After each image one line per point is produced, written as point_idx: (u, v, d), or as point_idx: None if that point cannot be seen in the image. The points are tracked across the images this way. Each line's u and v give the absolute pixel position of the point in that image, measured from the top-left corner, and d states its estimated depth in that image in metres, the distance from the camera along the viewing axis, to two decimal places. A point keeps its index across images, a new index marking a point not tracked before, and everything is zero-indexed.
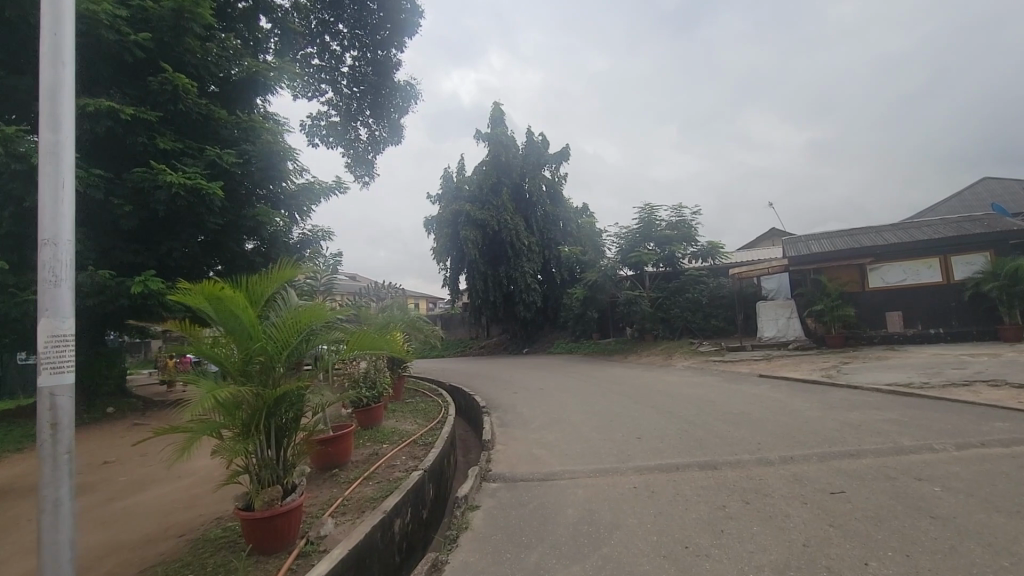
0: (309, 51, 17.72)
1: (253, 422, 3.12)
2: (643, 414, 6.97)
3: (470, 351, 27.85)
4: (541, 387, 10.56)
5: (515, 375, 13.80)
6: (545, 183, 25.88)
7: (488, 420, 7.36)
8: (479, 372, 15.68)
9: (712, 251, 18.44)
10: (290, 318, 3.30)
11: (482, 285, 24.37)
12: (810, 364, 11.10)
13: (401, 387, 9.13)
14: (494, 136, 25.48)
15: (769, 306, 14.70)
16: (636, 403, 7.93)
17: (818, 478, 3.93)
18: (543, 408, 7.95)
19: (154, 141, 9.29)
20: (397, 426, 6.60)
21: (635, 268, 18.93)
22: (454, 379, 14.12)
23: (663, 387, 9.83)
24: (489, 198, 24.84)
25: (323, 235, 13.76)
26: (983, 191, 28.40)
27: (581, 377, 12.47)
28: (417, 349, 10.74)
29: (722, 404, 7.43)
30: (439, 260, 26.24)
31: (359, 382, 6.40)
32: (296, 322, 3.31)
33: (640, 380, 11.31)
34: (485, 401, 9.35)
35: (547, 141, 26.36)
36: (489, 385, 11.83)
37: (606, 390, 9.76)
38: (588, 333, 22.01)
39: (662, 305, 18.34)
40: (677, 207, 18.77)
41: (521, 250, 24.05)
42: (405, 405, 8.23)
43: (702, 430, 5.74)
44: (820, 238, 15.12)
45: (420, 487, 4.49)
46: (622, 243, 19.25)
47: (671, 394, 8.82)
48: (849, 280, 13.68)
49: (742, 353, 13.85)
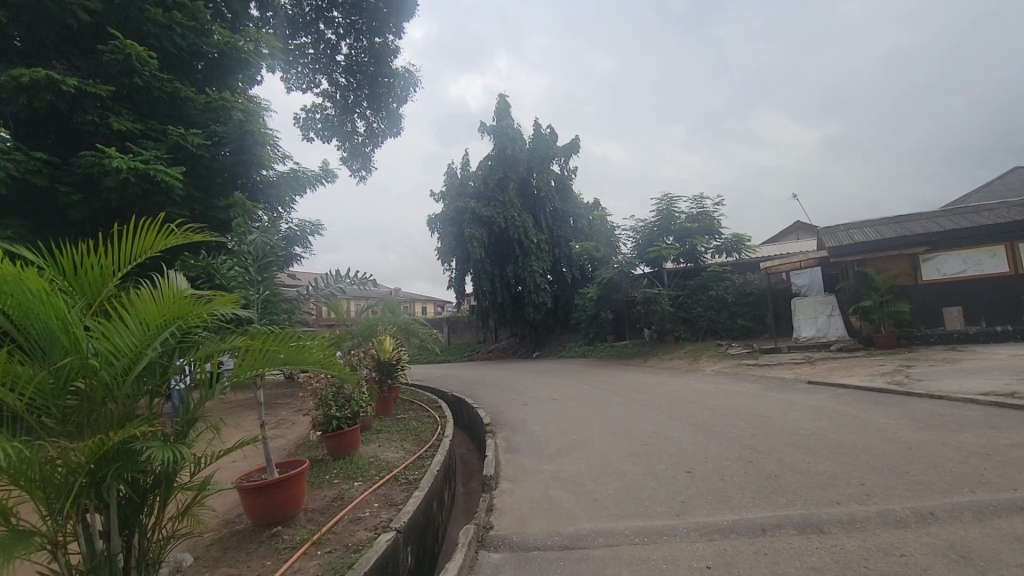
0: (303, 40, 16.54)
1: (64, 498, 1.76)
2: (684, 434, 5.61)
3: (477, 355, 26.50)
4: (554, 398, 9.20)
5: (524, 382, 12.48)
6: (554, 177, 24.53)
7: (493, 442, 6.04)
8: (486, 378, 14.36)
9: (737, 245, 17.06)
10: (143, 314, 1.98)
11: (489, 286, 23.07)
12: (864, 368, 9.66)
13: (390, 402, 7.86)
14: (499, 129, 24.19)
15: (806, 303, 13.33)
16: (669, 419, 6.58)
17: (993, 555, 2.55)
18: (558, 426, 6.62)
19: (106, 120, 8.11)
20: (377, 454, 5.25)
21: (652, 264, 17.54)
22: (458, 387, 12.83)
23: (696, 397, 8.47)
24: (495, 194, 23.56)
25: (312, 229, 12.64)
26: (1014, 181, 27.03)
27: (598, 384, 11.13)
28: (412, 355, 9.46)
29: (779, 420, 6.04)
30: (444, 261, 24.99)
31: (326, 402, 5.05)
32: (145, 317, 1.97)
33: (666, 387, 9.95)
34: (490, 415, 8.04)
35: (555, 133, 25.01)
36: (496, 394, 10.50)
37: (631, 401, 8.39)
38: (603, 335, 20.63)
39: (683, 304, 16.94)
40: (698, 198, 17.33)
41: (529, 248, 22.71)
42: (389, 423, 6.98)
43: (772, 462, 4.36)
44: (862, 225, 13.60)
45: (390, 560, 3.11)
46: (637, 237, 17.84)
47: (709, 406, 7.44)
48: (899, 273, 12.20)
49: (778, 355, 12.40)
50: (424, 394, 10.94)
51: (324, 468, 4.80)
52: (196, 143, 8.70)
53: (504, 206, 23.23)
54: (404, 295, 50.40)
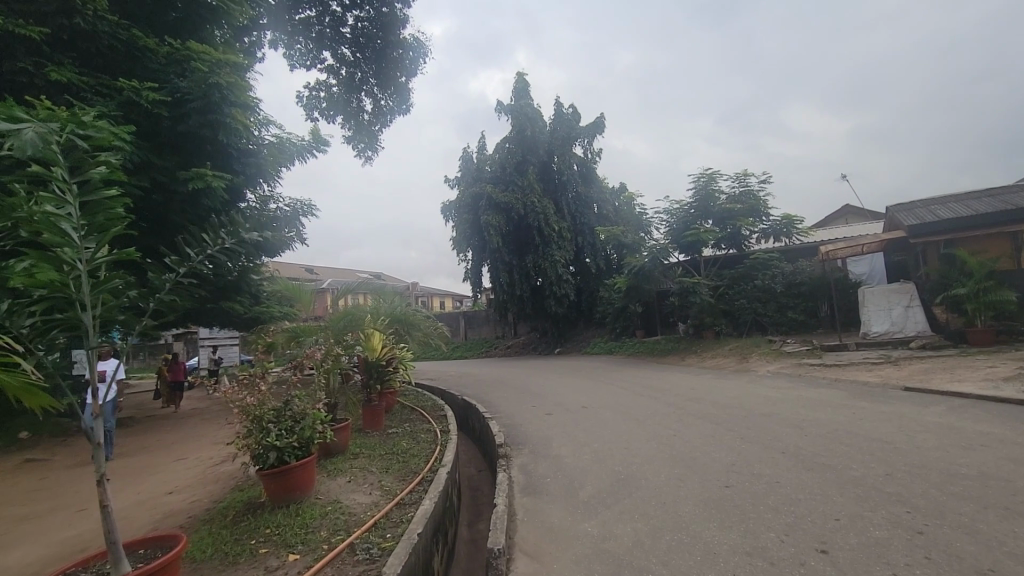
0: (307, 12, 14.73)
1: None
2: (779, 471, 3.91)
3: (495, 352, 24.86)
4: (583, 407, 7.55)
5: (544, 383, 10.84)
6: (577, 161, 22.68)
7: (507, 473, 4.45)
8: (503, 378, 12.79)
9: (788, 227, 15.06)
10: None
11: (507, 278, 21.44)
12: (970, 372, 7.79)
13: (382, 412, 6.25)
14: (517, 108, 22.43)
15: (878, 292, 11.35)
16: (743, 440, 4.90)
17: None
18: (594, 450, 4.98)
19: (43, 70, 6.76)
20: (338, 499, 3.64)
21: (690, 250, 15.66)
22: (469, 388, 11.27)
23: (762, 406, 6.76)
24: (513, 179, 21.93)
25: (304, 208, 11.41)
26: None
27: (632, 387, 9.44)
28: (412, 353, 7.92)
29: (909, 447, 4.29)
30: (459, 251, 23.48)
31: (260, 424, 3.44)
32: None
33: (718, 393, 8.24)
34: (505, 429, 6.47)
35: (578, 112, 23.13)
36: (513, 399, 8.90)
37: (682, 412, 6.70)
38: (631, 330, 18.88)
39: (724, 295, 15.12)
40: (742, 175, 15.37)
41: (551, 237, 21.03)
42: (375, 443, 5.42)
43: (960, 535, 2.65)
44: (946, 200, 11.54)
45: None
46: (671, 221, 15.97)
47: (787, 420, 5.75)
48: (996, 255, 10.23)
49: (847, 354, 10.54)
50: (430, 398, 9.41)
51: (252, 527, 3.22)
52: (151, 99, 7.28)
53: (523, 191, 21.62)
54: (421, 288, 48.90)
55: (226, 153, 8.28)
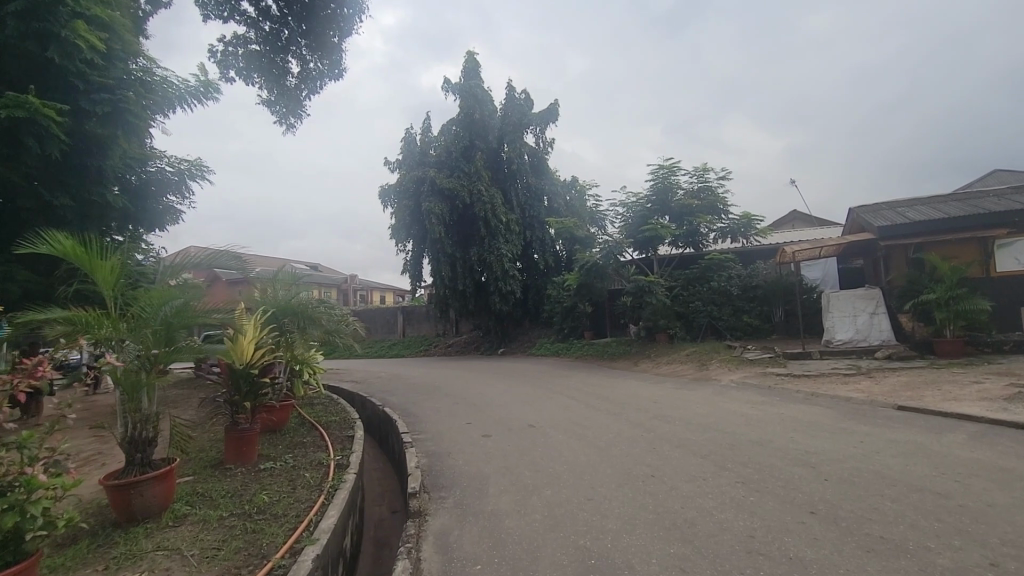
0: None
1: None
2: (827, 553, 2.62)
3: (433, 351, 23.04)
4: (530, 426, 6.11)
5: (482, 390, 9.35)
6: (527, 150, 21.19)
7: (414, 552, 2.91)
8: (435, 382, 11.14)
9: (747, 226, 14.26)
10: None
11: (449, 271, 19.77)
12: (958, 388, 7.01)
13: (256, 438, 4.52)
14: (466, 87, 20.65)
15: (842, 297, 10.66)
16: (748, 489, 3.62)
17: None
18: (548, 505, 3.52)
19: None
20: None
21: (645, 247, 14.56)
22: (394, 395, 9.54)
23: (746, 429, 5.56)
24: (459, 165, 20.27)
25: (196, 171, 9.42)
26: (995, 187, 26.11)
27: (584, 397, 8.11)
28: (312, 354, 6.18)
29: (980, 507, 3.14)
30: (397, 240, 21.56)
31: None
32: None
33: (686, 407, 7.03)
34: (429, 458, 4.93)
35: (530, 98, 21.60)
36: (444, 412, 7.32)
37: (652, 436, 5.39)
38: (579, 331, 17.67)
39: (678, 296, 14.15)
40: (702, 169, 14.43)
41: (497, 228, 19.54)
42: (225, 493, 3.66)
43: None
44: (914, 203, 11.01)
45: None
46: (626, 215, 14.82)
47: (785, 451, 4.57)
48: (966, 262, 9.73)
49: (814, 363, 9.69)
50: (342, 409, 7.65)
51: None
52: None
53: (469, 178, 20.00)
54: (358, 281, 45.97)
55: (68, 83, 6.39)
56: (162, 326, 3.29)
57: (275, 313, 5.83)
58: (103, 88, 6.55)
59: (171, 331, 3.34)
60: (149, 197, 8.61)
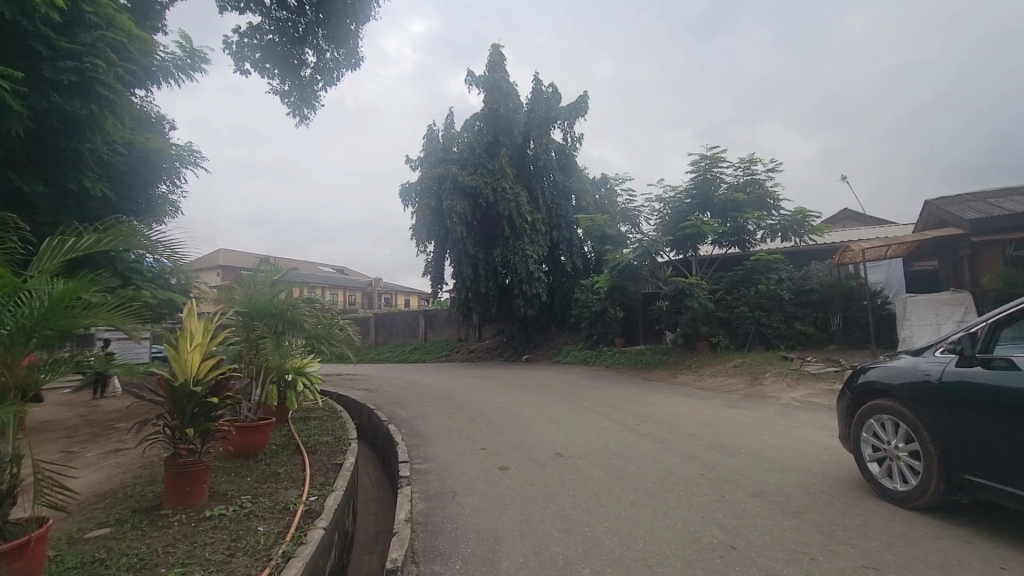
0: None
1: None
2: None
3: (455, 356, 22.02)
4: (557, 455, 4.96)
5: (502, 405, 8.21)
6: (554, 146, 20.07)
7: None
8: (450, 393, 10.06)
9: (801, 223, 12.81)
10: None
11: (472, 274, 18.80)
12: None
13: (205, 475, 3.54)
14: (490, 80, 19.68)
15: (922, 303, 9.15)
16: None
17: None
18: None
19: None
20: None
21: (684, 247, 13.26)
22: (404, 407, 8.51)
23: (839, 468, 4.28)
24: (482, 161, 19.31)
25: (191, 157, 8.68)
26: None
27: (621, 417, 6.89)
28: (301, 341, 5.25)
29: None
30: (418, 240, 20.66)
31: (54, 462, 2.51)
32: None
33: (746, 432, 5.77)
34: (428, 502, 3.83)
35: (558, 91, 20.44)
36: (456, 433, 6.23)
37: (716, 477, 4.15)
38: (610, 338, 16.39)
39: (722, 299, 12.79)
40: (748, 161, 13.07)
41: (523, 228, 18.46)
42: (133, 564, 2.64)
43: None
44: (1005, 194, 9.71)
45: None
46: (663, 212, 13.54)
47: (910, 511, 3.32)
48: None
49: None
50: (340, 425, 6.63)
51: None
52: None
53: (492, 175, 19.04)
54: (383, 284, 45.50)
55: (30, 49, 5.68)
56: (20, 329, 2.32)
57: (253, 313, 4.89)
58: (70, 54, 5.82)
59: (33, 332, 2.36)
60: (136, 183, 7.82)
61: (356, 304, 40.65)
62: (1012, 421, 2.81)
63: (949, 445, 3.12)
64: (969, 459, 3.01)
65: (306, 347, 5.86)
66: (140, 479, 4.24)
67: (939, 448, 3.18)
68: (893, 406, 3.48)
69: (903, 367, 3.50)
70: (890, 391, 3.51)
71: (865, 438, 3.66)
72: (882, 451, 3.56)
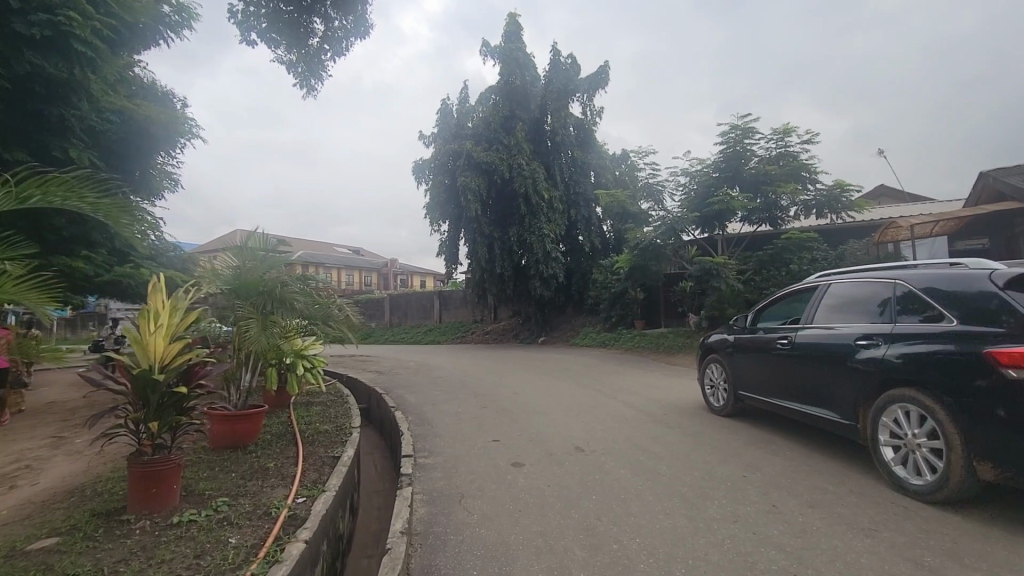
0: None
1: None
2: None
3: (470, 338, 21.61)
4: (578, 450, 4.44)
5: (516, 391, 7.72)
6: (573, 121, 19.23)
7: None
8: (463, 376, 9.61)
9: (838, 198, 11.95)
10: None
11: (487, 254, 18.26)
12: None
13: (175, 473, 3.08)
14: (506, 51, 18.82)
15: None
16: None
17: None
18: None
19: None
20: None
21: (710, 224, 12.50)
22: (413, 392, 8.06)
23: None
24: (498, 136, 18.60)
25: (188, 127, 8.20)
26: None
27: (645, 405, 6.34)
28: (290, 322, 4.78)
29: None
30: (432, 219, 20.11)
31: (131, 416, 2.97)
32: None
33: (788, 424, 5.20)
34: (430, 506, 3.35)
35: (577, 61, 19.50)
36: (466, 422, 5.75)
37: (762, 480, 3.60)
38: (629, 320, 15.77)
39: (751, 280, 12.06)
40: (782, 131, 12.18)
41: (539, 206, 17.78)
42: None
43: None
44: None
45: None
46: (688, 187, 12.75)
47: (1009, 533, 2.74)
48: None
49: None
50: (343, 412, 6.19)
51: None
52: None
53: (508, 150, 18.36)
54: (398, 265, 45.25)
55: None
56: None
57: (238, 290, 4.41)
58: (43, 6, 5.33)
59: None
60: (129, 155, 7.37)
61: (371, 285, 40.50)
62: (775, 360, 4.58)
63: (739, 378, 5.15)
64: (752, 385, 4.95)
65: (304, 327, 5.38)
66: (116, 474, 3.83)
67: (738, 380, 5.18)
68: (720, 357, 5.50)
69: (724, 335, 5.50)
70: (718, 348, 5.54)
71: (711, 379, 5.70)
72: (716, 385, 5.64)
